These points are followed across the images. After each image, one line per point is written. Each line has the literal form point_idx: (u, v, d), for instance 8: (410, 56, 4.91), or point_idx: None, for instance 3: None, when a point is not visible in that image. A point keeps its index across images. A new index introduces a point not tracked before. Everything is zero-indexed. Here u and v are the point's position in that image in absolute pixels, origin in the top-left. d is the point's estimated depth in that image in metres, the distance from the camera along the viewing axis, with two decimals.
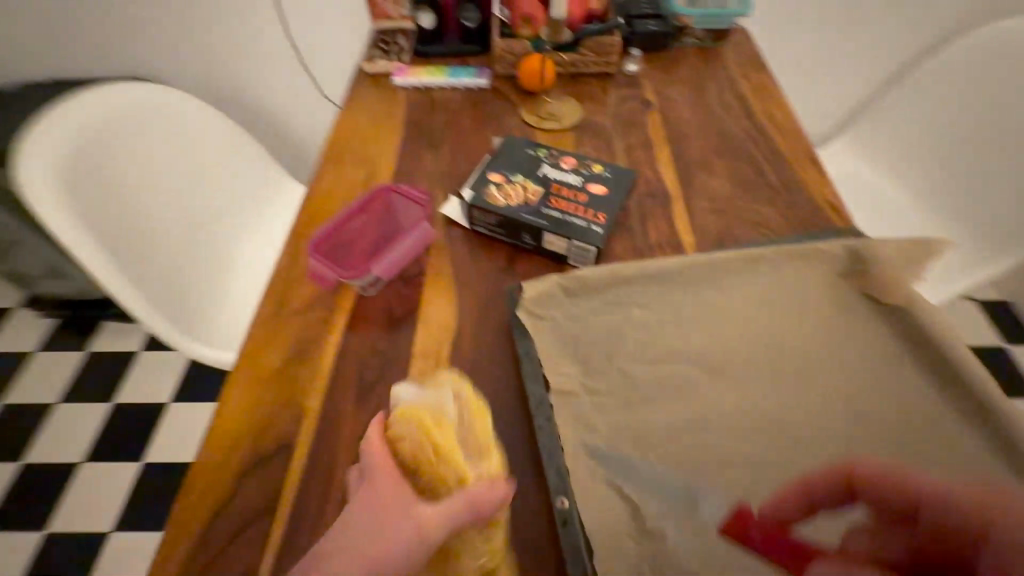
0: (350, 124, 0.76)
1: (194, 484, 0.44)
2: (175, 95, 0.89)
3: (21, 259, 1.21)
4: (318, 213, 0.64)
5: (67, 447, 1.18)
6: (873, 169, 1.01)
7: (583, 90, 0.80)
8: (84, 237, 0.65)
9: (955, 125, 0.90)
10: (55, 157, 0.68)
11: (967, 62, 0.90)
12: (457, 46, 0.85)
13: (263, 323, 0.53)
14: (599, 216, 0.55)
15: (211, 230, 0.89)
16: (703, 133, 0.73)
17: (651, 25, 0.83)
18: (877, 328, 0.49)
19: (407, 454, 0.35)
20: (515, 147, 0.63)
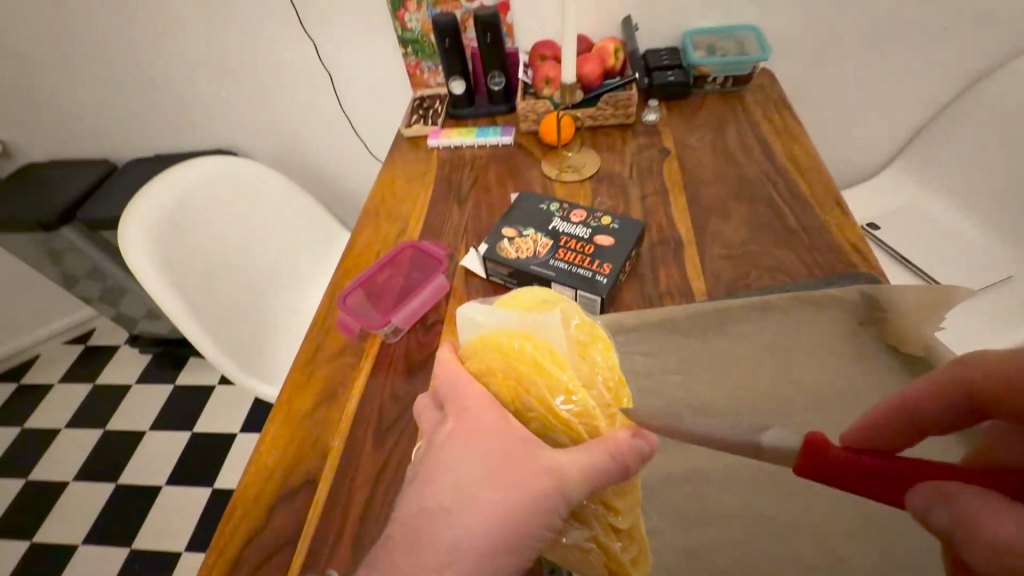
0: (387, 184, 0.84)
1: (234, 512, 0.50)
2: (243, 163, 1.00)
3: (126, 304, 1.41)
4: (353, 267, 0.71)
5: (152, 471, 1.32)
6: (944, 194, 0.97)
7: (602, 142, 0.83)
8: (168, 289, 0.79)
9: (1006, 162, 0.88)
10: (154, 223, 0.82)
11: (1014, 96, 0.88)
12: (486, 108, 0.93)
13: (301, 369, 0.60)
14: (604, 267, 0.58)
15: (274, 278, 1.02)
16: (720, 178, 0.73)
17: (670, 76, 0.86)
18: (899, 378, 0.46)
19: (518, 381, 0.37)
20: (530, 202, 0.68)
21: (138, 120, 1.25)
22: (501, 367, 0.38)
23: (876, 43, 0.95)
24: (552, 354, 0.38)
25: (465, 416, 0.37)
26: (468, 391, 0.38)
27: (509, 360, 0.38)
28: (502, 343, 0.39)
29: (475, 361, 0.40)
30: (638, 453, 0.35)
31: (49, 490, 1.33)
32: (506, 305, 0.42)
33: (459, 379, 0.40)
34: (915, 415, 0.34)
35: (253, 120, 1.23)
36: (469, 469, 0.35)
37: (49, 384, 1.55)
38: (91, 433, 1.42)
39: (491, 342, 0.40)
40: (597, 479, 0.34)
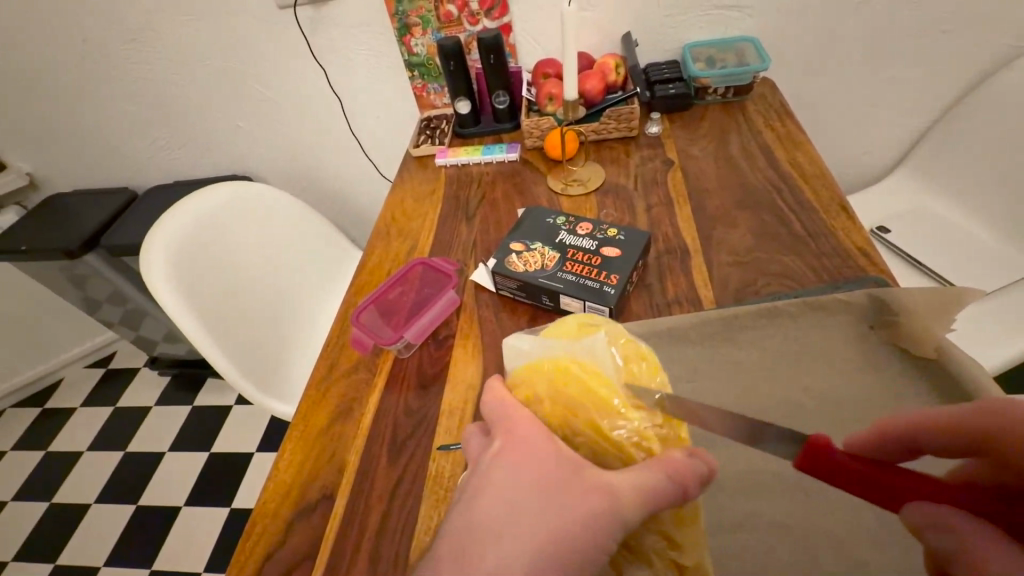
0: (397, 203, 0.86)
1: (253, 530, 0.50)
2: (260, 186, 1.03)
3: (146, 327, 1.44)
4: (366, 285, 0.72)
5: (171, 492, 1.34)
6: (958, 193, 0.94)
7: (606, 156, 0.85)
8: (187, 310, 0.81)
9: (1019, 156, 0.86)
10: (174, 246, 0.86)
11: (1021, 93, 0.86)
12: (492, 126, 0.95)
13: (317, 385, 0.61)
14: (611, 278, 0.59)
15: (289, 298, 1.04)
16: (724, 187, 0.74)
17: (671, 89, 0.88)
18: (913, 381, 0.46)
19: (572, 405, 0.36)
20: (537, 216, 0.69)
21: (157, 149, 1.30)
22: (547, 393, 0.37)
23: (876, 49, 0.96)
24: (595, 376, 0.37)
25: (511, 439, 0.35)
26: (513, 415, 0.37)
27: (556, 386, 0.37)
28: (545, 368, 0.39)
29: (523, 391, 0.39)
30: (697, 475, 0.32)
31: (71, 513, 1.35)
32: (551, 335, 0.42)
33: (501, 407, 0.38)
34: (900, 435, 0.32)
35: (269, 146, 1.28)
36: (514, 487, 0.32)
37: (71, 407, 1.59)
38: (112, 455, 1.44)
39: (535, 368, 0.39)
40: (658, 500, 0.31)
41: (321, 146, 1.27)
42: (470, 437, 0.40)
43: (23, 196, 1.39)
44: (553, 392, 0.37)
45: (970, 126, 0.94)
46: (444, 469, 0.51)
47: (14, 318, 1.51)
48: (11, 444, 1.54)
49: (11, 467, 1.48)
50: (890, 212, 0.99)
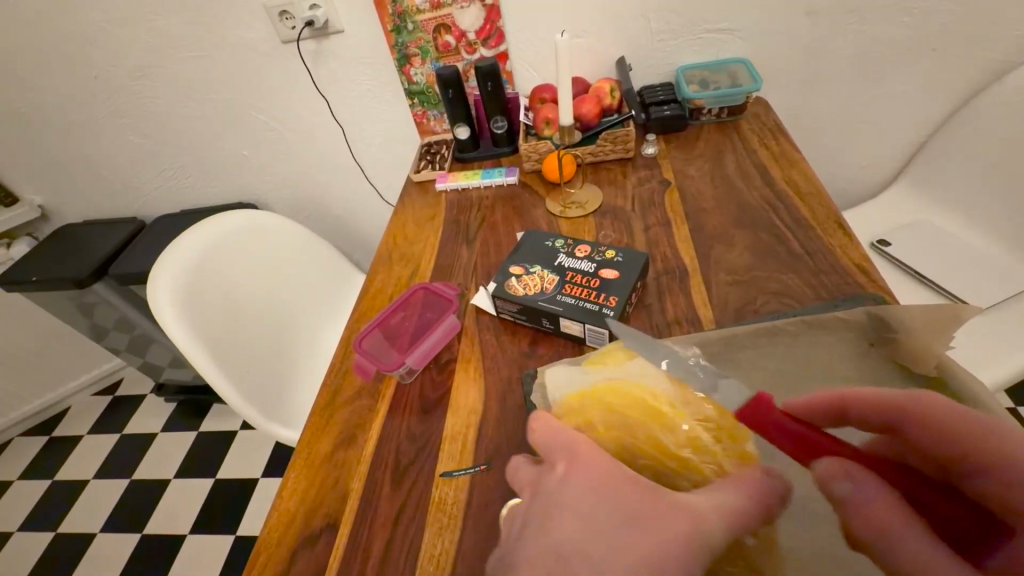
0: (399, 228, 0.87)
1: (256, 560, 0.50)
2: (265, 214, 1.05)
3: (151, 353, 1.45)
4: (368, 311, 0.73)
5: (177, 519, 1.33)
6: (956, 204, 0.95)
7: (604, 177, 0.86)
8: (194, 339, 0.82)
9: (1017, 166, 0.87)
10: (182, 275, 0.87)
11: (1015, 104, 0.87)
12: (491, 150, 0.97)
13: (321, 413, 0.62)
14: (610, 300, 0.59)
15: (294, 324, 1.05)
16: (721, 206, 0.75)
17: (666, 111, 0.89)
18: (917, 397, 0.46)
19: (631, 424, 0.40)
20: (535, 239, 0.70)
21: (165, 179, 1.33)
22: (600, 417, 0.41)
23: (866, 66, 0.98)
24: (657, 397, 0.41)
25: (576, 462, 0.35)
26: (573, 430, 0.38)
27: (607, 408, 0.42)
28: (594, 396, 0.44)
29: (575, 415, 0.43)
30: (778, 494, 0.33)
31: (77, 542, 1.34)
32: (597, 365, 0.49)
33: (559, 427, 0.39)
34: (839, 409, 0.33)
35: (271, 174, 1.30)
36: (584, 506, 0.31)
37: (78, 435, 1.59)
38: (118, 483, 1.44)
39: (587, 395, 0.44)
40: (739, 521, 0.31)
41: (322, 172, 1.29)
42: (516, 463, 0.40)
43: (35, 227, 1.42)
44: (615, 411, 0.41)
45: (964, 140, 0.95)
46: (446, 496, 0.51)
47: (23, 346, 1.53)
48: (18, 473, 1.54)
49: (18, 496, 1.48)
50: (888, 227, 1.00)
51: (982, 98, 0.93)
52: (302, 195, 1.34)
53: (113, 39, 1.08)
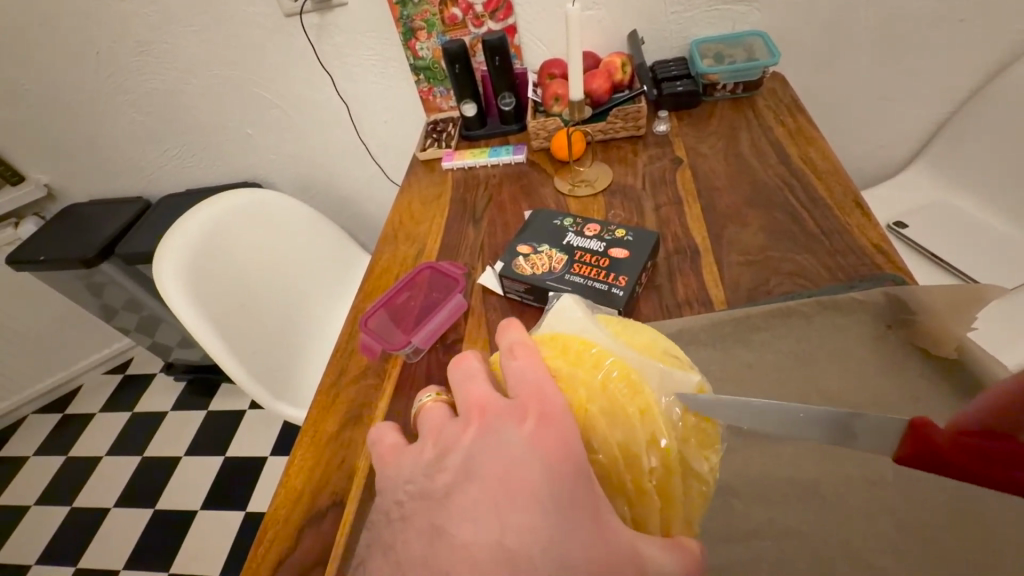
0: (406, 207, 0.86)
1: (265, 535, 0.51)
2: (270, 192, 1.04)
3: (160, 333, 1.46)
4: (373, 290, 0.73)
5: (188, 496, 1.36)
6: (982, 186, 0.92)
7: (614, 155, 0.84)
8: (200, 318, 0.82)
9: None
10: (187, 254, 0.87)
11: None
12: (498, 128, 0.95)
13: (327, 390, 0.62)
14: (620, 280, 0.58)
15: (300, 304, 1.04)
16: (734, 185, 0.73)
17: (679, 87, 0.86)
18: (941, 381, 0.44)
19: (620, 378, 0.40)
20: (543, 218, 0.68)
21: (169, 158, 1.32)
22: (571, 375, 0.37)
23: (888, 41, 0.94)
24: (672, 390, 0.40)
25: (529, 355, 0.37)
26: (538, 375, 0.36)
27: (588, 375, 0.37)
28: (575, 347, 0.39)
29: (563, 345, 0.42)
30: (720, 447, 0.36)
31: (92, 517, 1.37)
32: (608, 326, 0.42)
33: (520, 368, 0.36)
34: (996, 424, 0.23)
35: (277, 153, 1.28)
36: (483, 485, 0.31)
37: (91, 413, 1.62)
38: (130, 460, 1.47)
39: (567, 340, 0.40)
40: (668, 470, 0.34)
41: (328, 152, 1.27)
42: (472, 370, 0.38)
43: (42, 207, 1.42)
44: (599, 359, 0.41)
45: (989, 119, 0.91)
46: None
47: (35, 326, 1.54)
48: (33, 450, 1.57)
49: (33, 472, 1.51)
50: (905, 208, 0.97)
51: (1010, 74, 0.89)
52: (307, 174, 1.33)
53: (113, 14, 1.06)
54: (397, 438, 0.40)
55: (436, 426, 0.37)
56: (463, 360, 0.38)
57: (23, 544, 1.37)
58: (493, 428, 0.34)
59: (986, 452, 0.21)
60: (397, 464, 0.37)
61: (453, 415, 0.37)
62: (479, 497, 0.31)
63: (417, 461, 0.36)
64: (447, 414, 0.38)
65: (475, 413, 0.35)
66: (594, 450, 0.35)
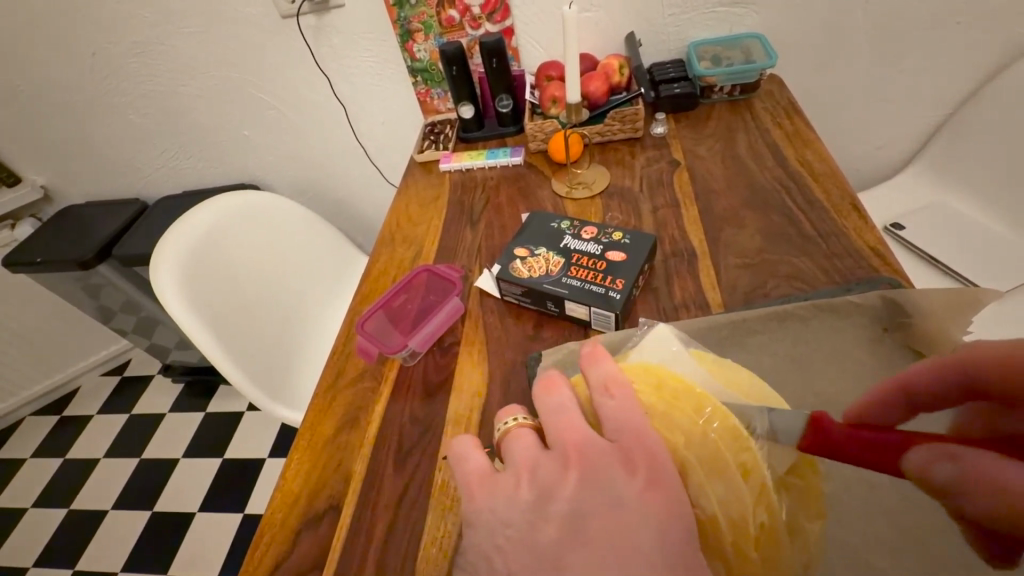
0: (403, 209, 0.86)
1: (261, 539, 0.50)
2: (266, 194, 1.04)
3: (158, 335, 1.46)
4: (370, 292, 0.72)
5: (186, 498, 1.36)
6: (978, 188, 0.92)
7: (612, 157, 0.84)
8: (196, 319, 0.82)
9: None
10: (183, 256, 0.86)
11: None
12: (496, 130, 0.95)
13: (324, 393, 0.61)
14: (617, 283, 0.58)
15: (297, 306, 1.04)
16: (731, 187, 0.73)
17: (676, 89, 0.86)
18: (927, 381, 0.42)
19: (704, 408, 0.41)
20: (540, 221, 0.68)
21: (166, 159, 1.32)
22: (668, 417, 0.39)
23: (885, 42, 0.94)
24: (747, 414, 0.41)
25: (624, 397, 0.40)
26: (633, 421, 0.38)
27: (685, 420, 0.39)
28: (670, 388, 0.41)
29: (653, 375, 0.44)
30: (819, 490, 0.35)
31: (90, 519, 1.37)
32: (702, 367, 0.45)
33: (613, 410, 0.39)
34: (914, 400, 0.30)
35: (274, 154, 1.28)
36: (590, 538, 0.33)
37: (89, 414, 1.62)
38: (128, 462, 1.47)
39: (666, 382, 0.42)
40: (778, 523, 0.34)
41: (325, 153, 1.27)
42: (565, 405, 0.40)
43: (39, 208, 1.42)
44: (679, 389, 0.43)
45: (986, 120, 0.91)
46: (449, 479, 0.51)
47: (32, 328, 1.54)
48: (31, 451, 1.57)
49: (30, 474, 1.51)
50: (901, 210, 0.98)
51: (1007, 76, 0.89)
52: (305, 175, 1.32)
53: (109, 15, 1.06)
54: (479, 461, 0.40)
55: (530, 460, 0.38)
56: (556, 397, 0.41)
57: (21, 546, 1.37)
58: (593, 473, 0.36)
59: (888, 443, 0.31)
60: (486, 489, 0.38)
61: (545, 450, 0.39)
62: (588, 546, 0.33)
63: (510, 492, 0.37)
64: (538, 445, 0.40)
65: (573, 456, 0.37)
66: (694, 504, 0.35)
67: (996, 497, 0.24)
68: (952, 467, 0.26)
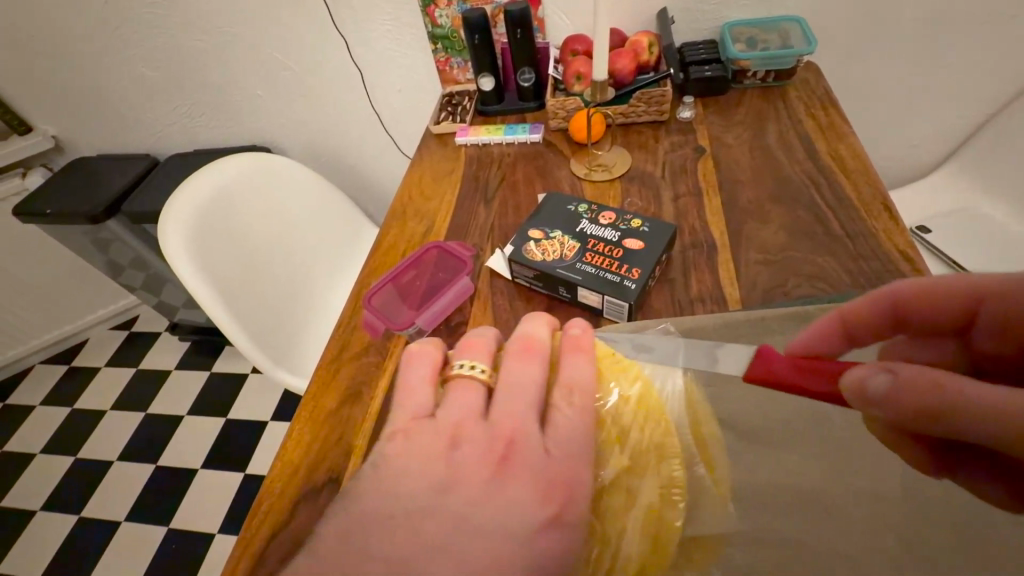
0: (415, 181, 0.84)
1: (260, 507, 0.51)
2: (276, 157, 1.02)
3: (166, 293, 1.47)
4: (378, 266, 0.71)
5: (189, 454, 1.38)
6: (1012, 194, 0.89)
7: (634, 140, 0.81)
8: (202, 280, 0.81)
9: None
10: (191, 215, 0.85)
11: None
12: (515, 104, 0.91)
13: (328, 365, 0.61)
14: (632, 272, 0.56)
15: (304, 273, 1.03)
16: (758, 178, 0.70)
17: (707, 71, 0.82)
18: None
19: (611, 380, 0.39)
20: (557, 203, 0.66)
21: (178, 116, 1.29)
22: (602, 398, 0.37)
23: (931, 32, 0.89)
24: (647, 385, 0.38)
25: (583, 395, 0.36)
26: (576, 431, 0.34)
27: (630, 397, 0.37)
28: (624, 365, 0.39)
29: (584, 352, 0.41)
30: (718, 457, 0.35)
31: (95, 469, 1.40)
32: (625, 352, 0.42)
33: (567, 416, 0.35)
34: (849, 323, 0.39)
35: (288, 117, 1.26)
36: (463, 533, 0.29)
37: (96, 367, 1.64)
38: (134, 416, 1.49)
39: (617, 356, 0.40)
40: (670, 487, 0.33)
41: (339, 119, 1.24)
42: (523, 377, 0.36)
43: (48, 158, 1.41)
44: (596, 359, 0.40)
45: None
46: None
47: (40, 279, 1.55)
48: (39, 400, 1.59)
49: (39, 421, 1.54)
50: (927, 213, 0.94)
51: None
52: (317, 141, 1.30)
53: None
54: (416, 405, 0.37)
55: (460, 420, 0.35)
56: (521, 367, 0.37)
57: (28, 490, 1.41)
58: (506, 473, 0.32)
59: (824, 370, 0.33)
60: (408, 433, 0.34)
61: (479, 417, 0.35)
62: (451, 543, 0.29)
63: (432, 443, 0.33)
64: (475, 410, 0.35)
65: (505, 437, 0.33)
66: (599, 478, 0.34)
67: (928, 387, 0.27)
68: (889, 379, 0.28)
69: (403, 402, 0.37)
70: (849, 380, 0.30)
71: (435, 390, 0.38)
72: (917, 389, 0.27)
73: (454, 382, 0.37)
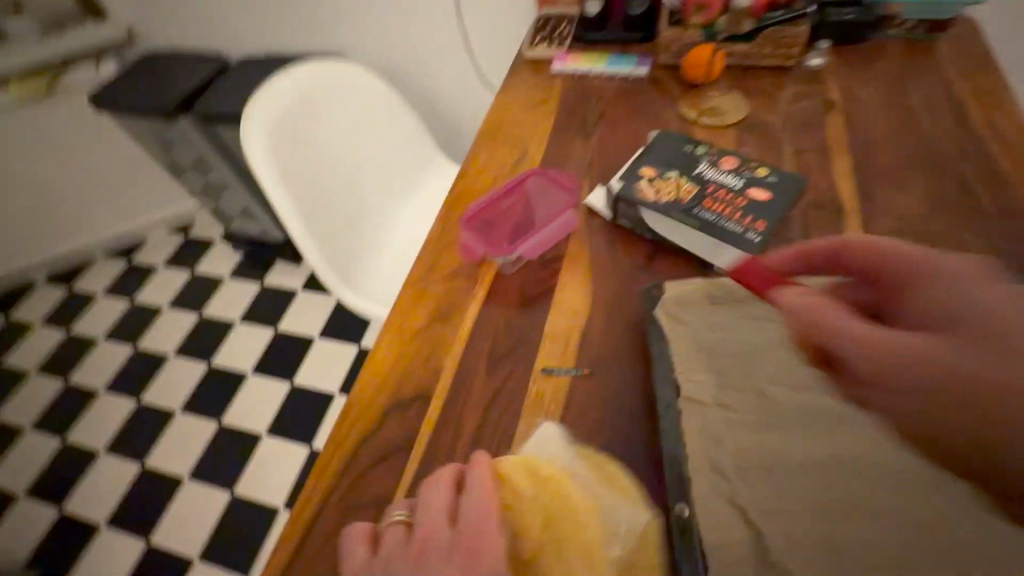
0: (507, 106, 0.79)
1: (349, 411, 0.51)
2: (357, 67, 0.97)
3: (224, 200, 1.48)
4: (469, 191, 0.69)
5: (240, 359, 1.45)
6: None
7: (752, 85, 0.73)
8: (280, 185, 0.81)
9: None
10: (274, 117, 0.84)
11: None
12: (619, 35, 0.83)
13: (417, 283, 0.60)
14: (756, 224, 0.52)
15: (375, 192, 1.01)
16: (895, 140, 0.63)
17: (849, 13, 0.72)
18: None
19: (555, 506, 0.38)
20: (671, 143, 0.61)
21: (252, 16, 1.25)
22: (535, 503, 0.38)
23: None
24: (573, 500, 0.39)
25: (479, 526, 0.35)
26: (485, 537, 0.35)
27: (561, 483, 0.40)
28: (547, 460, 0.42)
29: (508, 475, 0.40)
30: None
31: (153, 361, 1.48)
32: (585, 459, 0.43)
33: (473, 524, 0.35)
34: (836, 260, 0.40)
35: (365, 30, 1.21)
36: None
37: (154, 266, 1.70)
38: (190, 317, 1.56)
39: (537, 482, 0.39)
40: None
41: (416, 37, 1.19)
42: (432, 505, 0.37)
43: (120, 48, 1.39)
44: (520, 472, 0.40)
45: None
46: (545, 392, 0.49)
47: (107, 171, 1.59)
48: (101, 290, 1.67)
49: (101, 310, 1.62)
50: None
51: None
52: (391, 58, 1.25)
53: None
54: (359, 553, 0.37)
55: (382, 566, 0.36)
56: (434, 494, 0.38)
57: (91, 371, 1.50)
58: None
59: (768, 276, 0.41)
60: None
61: (399, 556, 0.36)
62: None
63: None
64: (399, 545, 0.36)
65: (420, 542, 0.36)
66: None
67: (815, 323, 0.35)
68: (796, 303, 0.36)
69: (343, 555, 0.38)
70: (780, 294, 0.38)
71: (368, 548, 0.38)
72: (810, 309, 0.35)
73: (384, 530, 0.38)
